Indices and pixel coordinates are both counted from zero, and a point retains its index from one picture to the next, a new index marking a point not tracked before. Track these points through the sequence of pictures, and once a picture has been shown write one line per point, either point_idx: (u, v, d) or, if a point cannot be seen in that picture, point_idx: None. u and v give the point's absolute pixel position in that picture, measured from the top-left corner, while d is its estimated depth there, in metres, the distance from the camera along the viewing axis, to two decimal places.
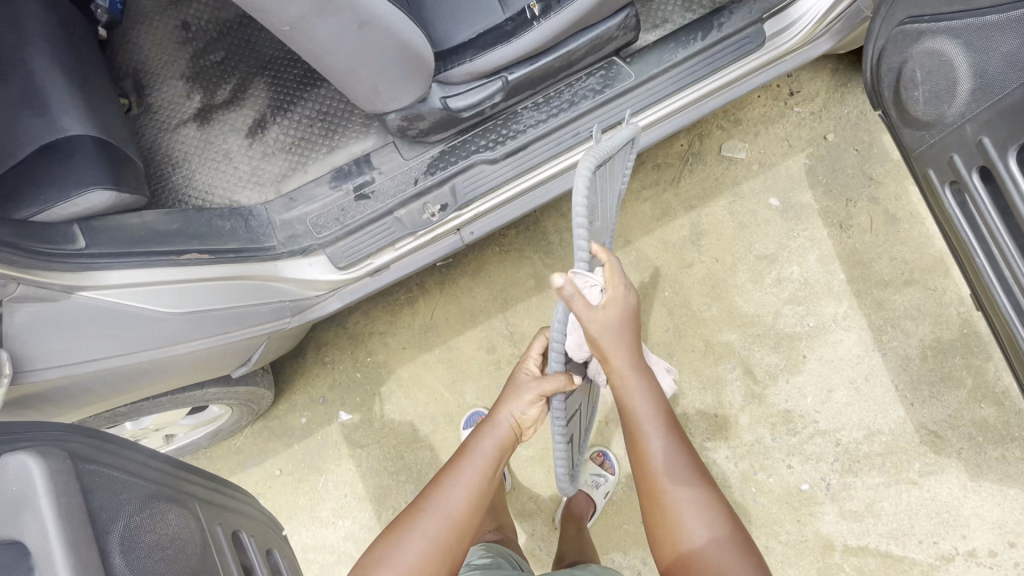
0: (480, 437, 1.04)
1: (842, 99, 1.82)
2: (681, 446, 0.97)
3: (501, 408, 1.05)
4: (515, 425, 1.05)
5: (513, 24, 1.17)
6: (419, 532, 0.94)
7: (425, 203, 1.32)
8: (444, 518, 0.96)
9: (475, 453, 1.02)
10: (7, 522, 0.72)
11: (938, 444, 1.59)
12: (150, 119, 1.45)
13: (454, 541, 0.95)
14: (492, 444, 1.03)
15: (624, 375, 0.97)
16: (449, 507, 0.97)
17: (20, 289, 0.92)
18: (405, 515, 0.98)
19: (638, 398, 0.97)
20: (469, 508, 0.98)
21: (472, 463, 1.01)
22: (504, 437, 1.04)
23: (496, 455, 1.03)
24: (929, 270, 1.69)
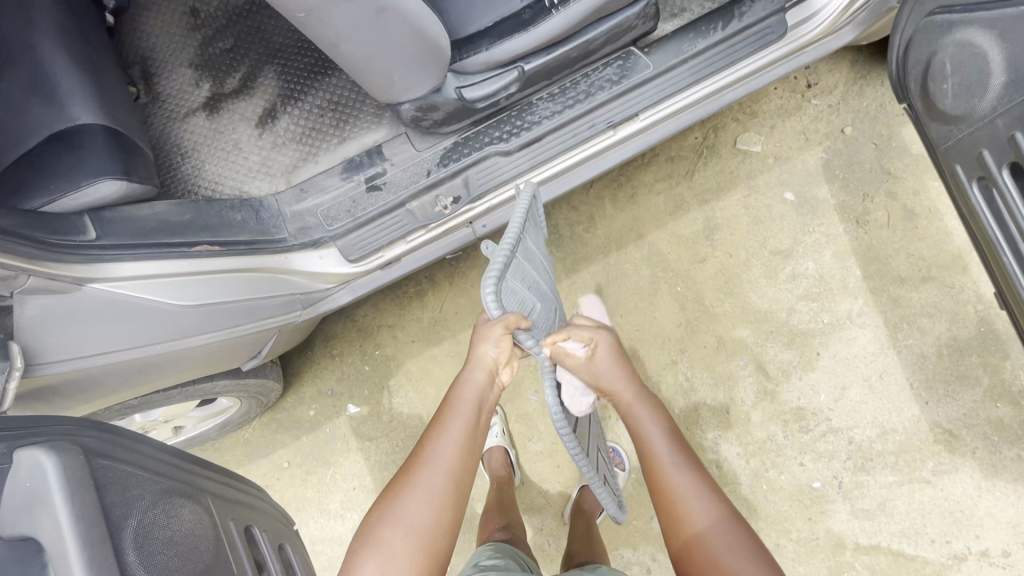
0: (458, 385, 1.03)
1: (860, 92, 1.78)
2: (691, 457, 1.02)
3: (473, 355, 1.02)
4: (490, 369, 1.03)
5: (530, 12, 1.14)
6: (449, 438, 0.97)
7: (437, 196, 1.29)
8: (441, 472, 0.94)
9: (457, 402, 1.01)
10: (23, 517, 0.71)
11: (953, 443, 1.58)
12: (159, 107, 1.43)
13: (452, 494, 0.94)
14: (472, 390, 1.02)
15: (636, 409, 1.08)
16: (445, 459, 0.95)
17: (31, 280, 0.90)
18: (399, 478, 0.96)
19: (648, 422, 1.06)
20: (463, 456, 0.96)
21: (457, 413, 0.99)
22: (484, 381, 1.03)
23: (478, 398, 1.02)
24: (947, 267, 1.66)
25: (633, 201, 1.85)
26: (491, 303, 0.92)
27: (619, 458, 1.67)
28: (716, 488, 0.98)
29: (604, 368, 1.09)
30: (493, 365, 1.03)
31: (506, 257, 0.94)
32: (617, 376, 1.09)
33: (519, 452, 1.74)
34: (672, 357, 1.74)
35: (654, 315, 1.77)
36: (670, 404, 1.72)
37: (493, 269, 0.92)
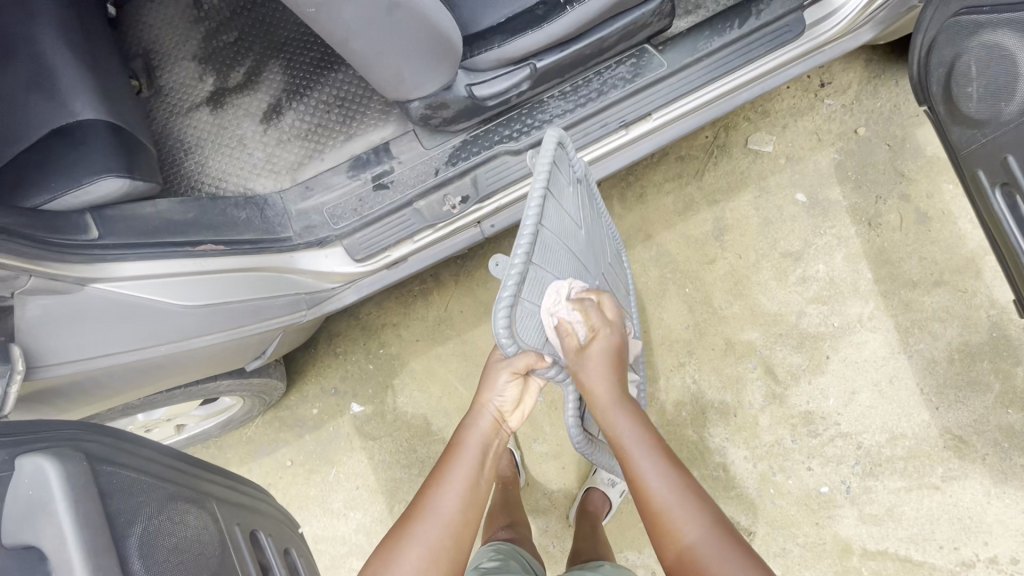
0: (463, 430, 1.01)
1: (875, 92, 1.76)
2: (666, 455, 0.93)
3: (481, 397, 1.03)
4: (497, 415, 1.03)
5: (544, 8, 1.11)
6: (451, 482, 0.93)
7: (445, 195, 1.26)
8: (439, 521, 0.88)
9: (462, 446, 0.98)
10: (24, 527, 0.69)
11: (963, 449, 1.56)
12: (162, 102, 1.40)
13: (451, 545, 0.88)
14: (477, 436, 1.00)
15: (608, 410, 0.97)
16: (445, 509, 0.90)
17: (32, 281, 0.88)
18: (396, 528, 0.89)
19: (621, 423, 0.96)
20: (464, 506, 0.91)
21: (462, 456, 0.97)
22: (489, 429, 1.01)
23: (484, 445, 0.99)
24: (960, 271, 1.64)
25: (642, 201, 1.82)
26: (502, 335, 0.90)
27: None
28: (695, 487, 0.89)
29: (594, 362, 0.99)
30: (499, 407, 1.03)
31: (520, 272, 0.88)
32: (599, 372, 0.99)
33: (524, 453, 1.72)
34: (680, 359, 1.72)
35: (662, 316, 1.75)
36: (677, 407, 1.70)
37: (505, 294, 0.87)
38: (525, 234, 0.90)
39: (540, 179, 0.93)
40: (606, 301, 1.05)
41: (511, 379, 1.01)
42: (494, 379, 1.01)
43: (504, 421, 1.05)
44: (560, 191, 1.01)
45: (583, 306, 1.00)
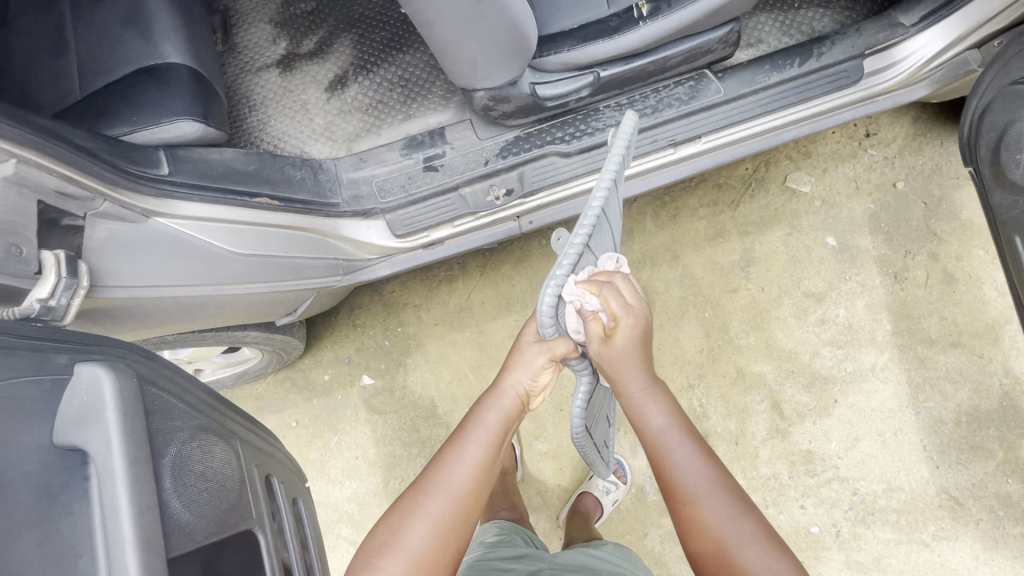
0: (483, 407, 0.95)
1: (919, 149, 1.78)
2: (696, 440, 0.91)
3: (507, 377, 0.96)
4: (522, 394, 0.97)
5: (618, 21, 1.15)
6: (461, 459, 0.90)
7: (490, 185, 1.31)
8: (449, 499, 0.87)
9: (478, 426, 0.93)
10: (74, 430, 0.73)
11: (958, 511, 1.57)
12: (235, 58, 1.47)
13: (459, 521, 0.86)
14: (497, 416, 0.94)
15: (635, 394, 0.93)
16: (456, 487, 0.88)
17: (105, 205, 0.93)
18: (404, 499, 0.89)
19: (648, 403, 0.93)
20: (475, 486, 0.89)
21: (476, 437, 0.92)
22: (509, 408, 0.95)
23: (500, 426, 0.94)
24: (979, 336, 1.66)
25: (674, 221, 1.85)
26: (545, 315, 0.85)
27: (621, 471, 1.66)
28: (726, 471, 0.89)
29: (621, 352, 0.91)
30: (524, 387, 0.96)
31: (577, 253, 0.83)
32: (627, 358, 0.92)
33: (524, 449, 1.75)
34: (689, 382, 1.74)
35: (676, 336, 1.77)
36: None
37: (558, 272, 0.82)
38: (587, 218, 0.85)
39: (610, 168, 0.88)
40: (624, 279, 0.95)
41: (544, 363, 0.95)
42: (523, 359, 0.95)
43: (526, 401, 0.99)
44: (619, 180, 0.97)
45: (601, 292, 0.90)
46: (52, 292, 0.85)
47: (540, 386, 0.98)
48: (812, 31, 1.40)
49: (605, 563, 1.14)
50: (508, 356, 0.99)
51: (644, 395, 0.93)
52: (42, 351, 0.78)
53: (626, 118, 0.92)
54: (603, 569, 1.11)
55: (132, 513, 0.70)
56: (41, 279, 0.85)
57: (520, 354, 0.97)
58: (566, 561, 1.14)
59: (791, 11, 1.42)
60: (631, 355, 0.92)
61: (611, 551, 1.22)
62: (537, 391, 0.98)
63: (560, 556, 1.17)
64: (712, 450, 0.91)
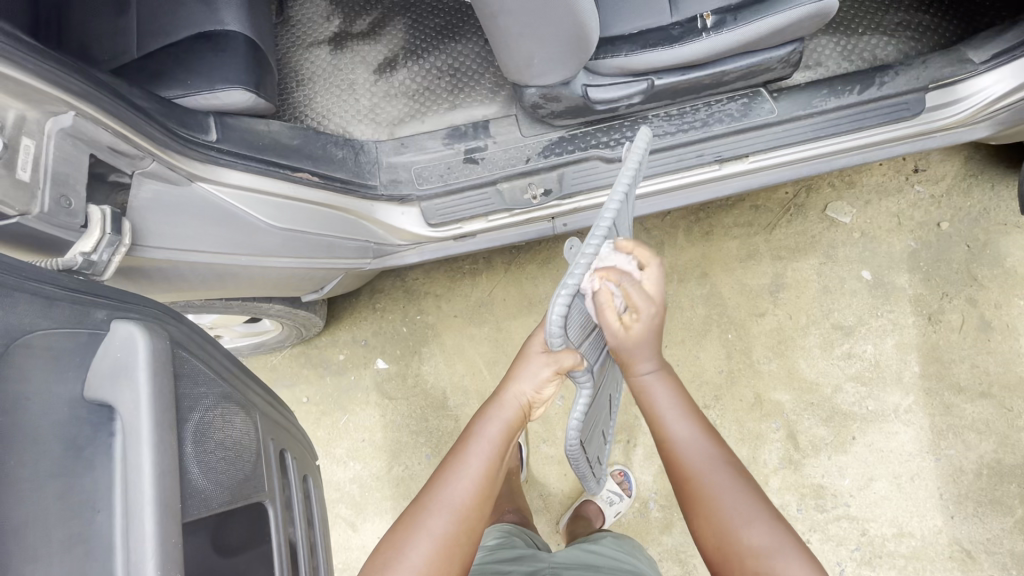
0: (484, 419, 0.94)
1: (968, 190, 1.73)
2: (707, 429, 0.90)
3: (509, 386, 0.95)
4: (524, 404, 0.95)
5: (680, 30, 1.13)
6: (460, 473, 0.89)
7: (529, 183, 1.30)
8: (451, 514, 0.86)
9: (479, 439, 0.92)
10: (107, 386, 0.74)
11: (968, 564, 1.53)
12: (289, 32, 1.47)
13: (462, 537, 0.86)
14: (498, 428, 0.93)
15: (644, 375, 0.94)
16: (456, 502, 0.87)
17: (153, 165, 0.94)
18: (407, 514, 0.88)
19: (656, 384, 0.94)
20: (476, 500, 0.88)
21: (477, 450, 0.91)
22: (511, 417, 0.94)
23: (501, 438, 0.93)
24: (1010, 388, 1.61)
25: (707, 239, 1.82)
26: (553, 326, 0.81)
27: (627, 483, 1.65)
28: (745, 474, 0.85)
29: (639, 343, 0.92)
30: (527, 397, 0.95)
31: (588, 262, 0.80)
32: (641, 346, 0.92)
33: (530, 451, 1.74)
34: (706, 402, 1.71)
35: (697, 354, 1.74)
36: None
37: (569, 282, 0.79)
38: (600, 227, 0.82)
39: (624, 178, 0.86)
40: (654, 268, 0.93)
41: (548, 376, 0.93)
42: (527, 371, 0.94)
43: (529, 411, 0.98)
44: (631, 194, 0.94)
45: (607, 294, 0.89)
46: (95, 248, 0.84)
47: (544, 398, 0.97)
48: (875, 59, 1.36)
49: (606, 558, 1.13)
50: (511, 366, 0.97)
51: (652, 376, 0.94)
52: (82, 304, 0.78)
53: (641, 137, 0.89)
54: (604, 565, 1.10)
55: (154, 474, 0.71)
56: (85, 234, 0.84)
57: (522, 363, 0.95)
58: (567, 559, 1.13)
59: (854, 37, 1.38)
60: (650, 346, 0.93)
61: (613, 544, 1.20)
62: (540, 400, 0.96)
63: (561, 555, 1.16)
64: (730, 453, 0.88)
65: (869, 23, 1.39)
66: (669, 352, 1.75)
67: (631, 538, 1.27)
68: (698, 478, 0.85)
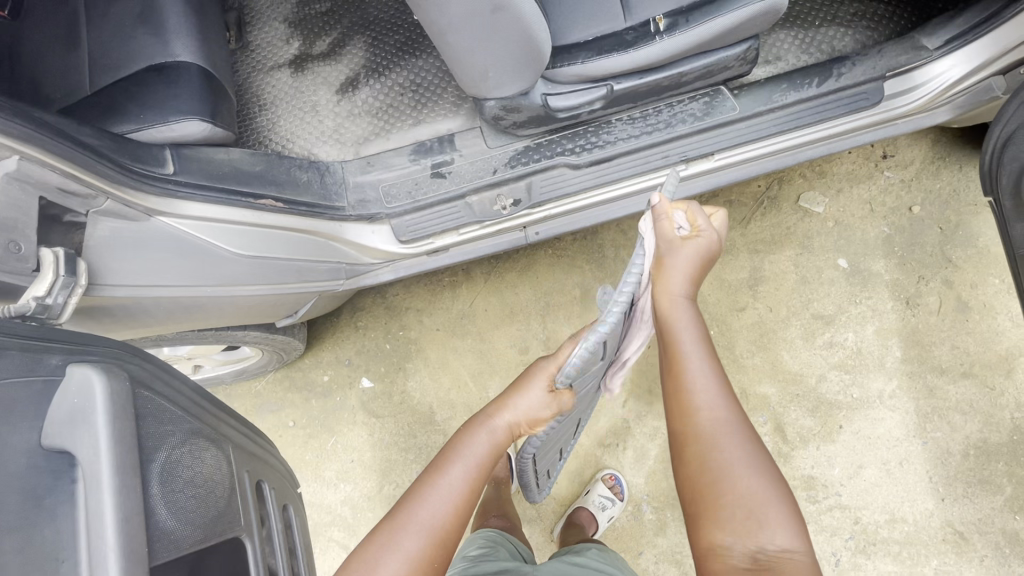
0: (472, 435, 0.93)
1: (936, 172, 1.75)
2: (724, 384, 0.84)
3: (501, 403, 0.94)
4: (513, 425, 0.94)
5: (633, 35, 1.14)
6: (440, 488, 0.88)
7: (498, 195, 1.30)
8: (425, 530, 0.85)
9: (463, 454, 0.92)
10: (64, 433, 0.72)
11: (961, 545, 1.53)
12: (248, 57, 1.47)
13: (435, 553, 0.85)
14: (484, 445, 0.92)
15: (667, 305, 0.84)
16: (432, 518, 0.86)
17: (107, 203, 0.93)
18: (380, 527, 0.87)
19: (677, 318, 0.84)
20: (454, 521, 0.87)
21: (460, 464, 0.91)
22: (498, 437, 0.93)
23: (487, 456, 0.92)
24: (991, 367, 1.62)
25: None
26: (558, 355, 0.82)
27: (620, 487, 1.64)
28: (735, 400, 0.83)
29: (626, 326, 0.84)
30: (517, 420, 0.94)
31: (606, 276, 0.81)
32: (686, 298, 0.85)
33: None
34: None
35: None
36: None
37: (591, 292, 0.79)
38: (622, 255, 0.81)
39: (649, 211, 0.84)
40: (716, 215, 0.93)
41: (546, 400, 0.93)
42: (525, 398, 0.93)
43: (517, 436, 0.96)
44: None
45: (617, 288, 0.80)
46: (49, 290, 0.84)
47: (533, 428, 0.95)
48: (833, 50, 1.37)
49: (589, 572, 1.13)
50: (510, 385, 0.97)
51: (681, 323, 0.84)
52: (34, 351, 0.76)
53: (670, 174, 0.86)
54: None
55: (116, 518, 0.69)
56: (39, 277, 0.84)
57: (523, 381, 0.95)
58: (549, 572, 1.14)
59: (812, 29, 1.39)
60: (691, 268, 0.86)
61: (596, 556, 1.20)
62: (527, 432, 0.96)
63: (545, 567, 1.16)
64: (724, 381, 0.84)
65: (824, 14, 1.40)
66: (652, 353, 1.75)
67: (616, 551, 1.26)
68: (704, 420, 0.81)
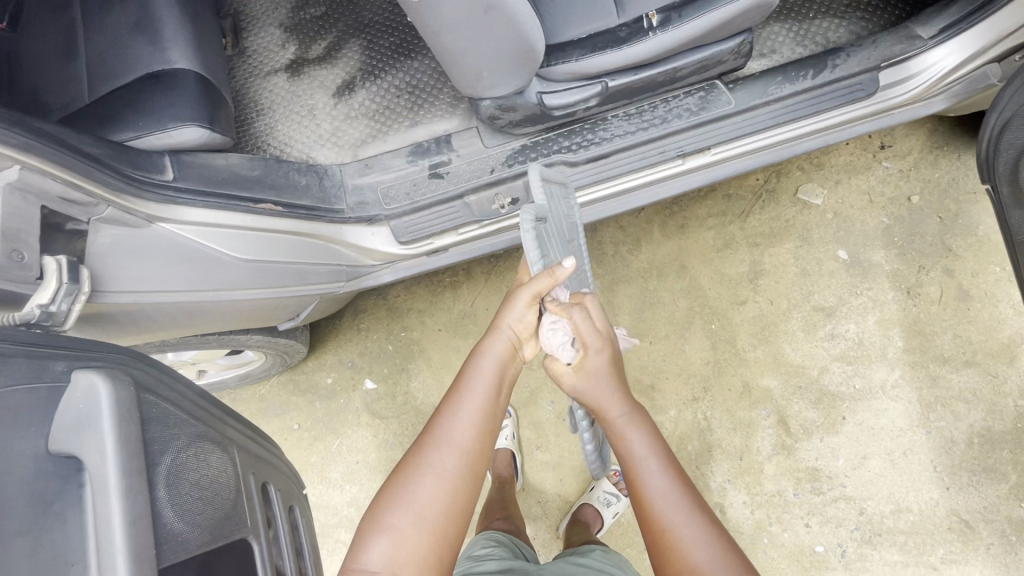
0: (478, 357, 0.93)
1: (935, 162, 1.75)
2: (679, 475, 0.91)
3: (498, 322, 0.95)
4: (515, 338, 0.96)
5: (627, 31, 1.14)
6: (462, 406, 0.89)
7: (496, 194, 1.30)
8: (455, 448, 0.86)
9: (476, 375, 0.92)
10: (71, 437, 0.73)
11: (968, 534, 1.53)
12: (245, 63, 1.48)
13: (470, 467, 0.86)
14: (492, 362, 0.92)
15: (617, 420, 0.94)
16: (461, 434, 0.87)
17: (109, 211, 0.94)
18: (410, 452, 0.87)
19: (631, 429, 0.93)
20: (480, 432, 0.88)
21: (474, 386, 0.91)
22: (505, 352, 0.94)
23: (499, 373, 0.93)
24: (993, 355, 1.62)
25: (682, 232, 1.83)
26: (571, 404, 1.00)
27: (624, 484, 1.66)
28: (699, 497, 0.89)
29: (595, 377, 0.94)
30: (513, 337, 0.95)
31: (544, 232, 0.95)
32: (604, 386, 0.94)
33: (525, 458, 1.74)
34: (695, 394, 1.71)
35: (682, 347, 1.74)
36: (684, 440, 1.68)
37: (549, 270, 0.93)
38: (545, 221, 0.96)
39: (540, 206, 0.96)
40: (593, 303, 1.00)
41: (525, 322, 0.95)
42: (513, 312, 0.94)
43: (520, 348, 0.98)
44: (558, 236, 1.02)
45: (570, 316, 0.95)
46: (53, 298, 0.85)
47: (530, 333, 0.98)
48: (827, 42, 1.37)
49: (592, 572, 1.14)
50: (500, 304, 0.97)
51: (625, 420, 0.94)
52: (39, 358, 0.77)
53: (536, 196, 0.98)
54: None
55: (124, 522, 0.70)
56: (42, 285, 0.85)
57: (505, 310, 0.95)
58: (552, 570, 1.15)
59: (806, 21, 1.39)
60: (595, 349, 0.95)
61: (600, 557, 1.21)
62: (528, 337, 0.98)
63: (549, 568, 1.17)
64: (686, 478, 0.91)
65: (818, 6, 1.40)
66: (655, 348, 1.75)
67: (619, 554, 1.27)
68: (665, 518, 0.86)
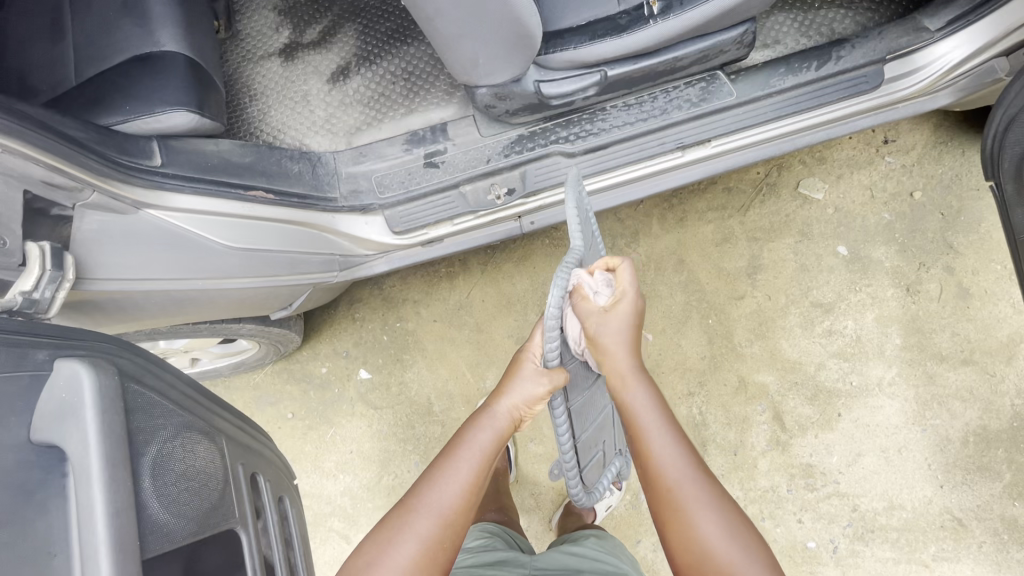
0: (476, 427, 0.94)
1: (939, 157, 1.72)
2: (681, 435, 0.90)
3: (501, 395, 0.95)
4: (515, 415, 0.95)
5: (627, 19, 1.11)
6: (451, 476, 0.89)
7: (492, 184, 1.27)
8: (437, 516, 0.85)
9: (470, 444, 0.92)
10: (54, 427, 0.72)
11: (960, 531, 1.53)
12: (238, 47, 1.45)
13: (448, 539, 0.85)
14: (489, 434, 0.93)
15: (624, 375, 0.94)
16: (445, 504, 0.87)
17: (94, 196, 0.92)
18: (390, 516, 0.87)
19: (634, 386, 0.93)
20: (464, 504, 0.88)
21: (468, 455, 0.91)
22: (502, 429, 0.94)
23: (493, 446, 0.93)
24: (992, 354, 1.61)
25: (681, 225, 1.81)
26: (559, 417, 0.97)
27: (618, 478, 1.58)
28: (704, 465, 0.87)
29: (620, 323, 0.96)
30: (517, 406, 0.95)
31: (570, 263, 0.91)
32: (623, 334, 0.96)
33: (519, 450, 1.73)
34: (691, 389, 1.70)
35: (678, 341, 1.73)
36: None
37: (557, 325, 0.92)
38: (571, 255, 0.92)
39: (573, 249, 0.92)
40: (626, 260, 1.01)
41: (540, 393, 0.94)
42: (521, 384, 0.94)
43: (520, 423, 0.98)
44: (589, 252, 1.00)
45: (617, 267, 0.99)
46: (35, 285, 0.85)
47: (533, 412, 0.97)
48: (832, 33, 1.35)
49: (588, 562, 1.13)
50: (506, 376, 0.98)
51: (631, 376, 0.94)
52: (20, 346, 0.76)
53: (573, 236, 0.92)
54: (585, 569, 1.10)
55: (106, 513, 0.69)
56: (24, 272, 0.84)
57: (515, 376, 0.96)
58: (547, 564, 1.14)
59: (811, 11, 1.36)
60: (630, 321, 0.97)
61: (593, 545, 1.20)
62: (531, 413, 0.97)
63: (542, 558, 1.16)
64: (692, 445, 0.89)
65: None
66: (651, 343, 1.74)
67: (614, 540, 1.27)
68: (669, 481, 0.85)
